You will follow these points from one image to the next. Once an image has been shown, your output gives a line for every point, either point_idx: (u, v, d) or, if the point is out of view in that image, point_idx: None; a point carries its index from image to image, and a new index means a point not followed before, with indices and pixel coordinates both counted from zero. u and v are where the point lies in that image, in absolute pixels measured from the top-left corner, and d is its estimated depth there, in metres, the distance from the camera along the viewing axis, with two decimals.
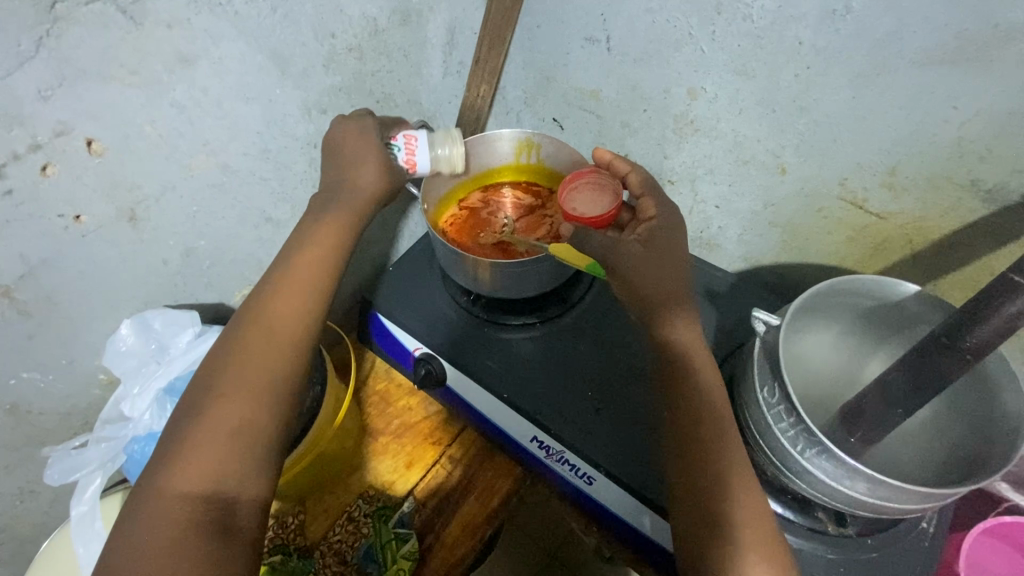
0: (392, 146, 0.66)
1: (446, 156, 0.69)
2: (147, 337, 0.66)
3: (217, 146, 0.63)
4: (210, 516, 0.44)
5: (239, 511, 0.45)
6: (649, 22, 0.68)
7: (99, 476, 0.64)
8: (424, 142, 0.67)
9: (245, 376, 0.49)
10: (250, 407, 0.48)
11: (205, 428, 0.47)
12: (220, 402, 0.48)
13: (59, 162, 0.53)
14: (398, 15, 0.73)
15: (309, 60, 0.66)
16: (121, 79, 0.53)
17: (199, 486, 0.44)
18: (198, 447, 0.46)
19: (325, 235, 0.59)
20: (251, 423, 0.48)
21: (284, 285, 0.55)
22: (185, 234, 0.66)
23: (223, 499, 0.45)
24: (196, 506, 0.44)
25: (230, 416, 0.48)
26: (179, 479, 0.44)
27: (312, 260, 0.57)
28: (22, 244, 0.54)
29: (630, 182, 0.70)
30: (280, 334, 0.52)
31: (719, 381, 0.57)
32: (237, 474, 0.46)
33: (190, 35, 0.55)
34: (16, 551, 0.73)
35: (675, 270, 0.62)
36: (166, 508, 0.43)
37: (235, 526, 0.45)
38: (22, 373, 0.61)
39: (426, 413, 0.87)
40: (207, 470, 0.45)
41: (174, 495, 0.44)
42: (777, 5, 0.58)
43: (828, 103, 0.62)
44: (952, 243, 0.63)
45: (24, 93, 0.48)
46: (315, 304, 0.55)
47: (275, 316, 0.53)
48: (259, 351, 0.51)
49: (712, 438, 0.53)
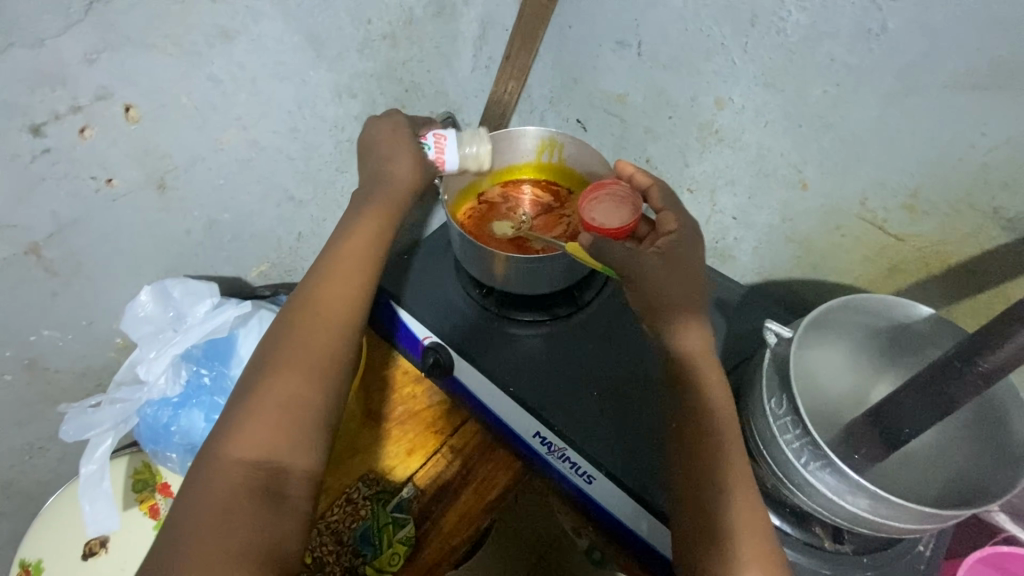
0: (422, 145, 0.67)
1: (473, 154, 0.70)
2: (166, 305, 0.67)
3: (248, 122, 0.65)
4: (263, 479, 0.45)
5: (290, 481, 0.46)
6: (681, 29, 0.69)
7: (112, 436, 0.66)
8: (453, 140, 0.68)
9: (288, 356, 0.50)
10: (304, 381, 0.50)
11: (260, 400, 0.48)
12: (279, 375, 0.49)
13: (97, 126, 0.54)
14: (432, 7, 0.75)
15: (343, 44, 0.68)
16: (163, 49, 0.54)
17: (252, 454, 0.45)
18: (256, 416, 0.47)
19: (370, 222, 0.60)
20: (304, 398, 0.49)
21: (329, 269, 0.56)
22: (209, 207, 0.68)
23: (274, 467, 0.46)
24: (250, 473, 0.45)
25: (286, 390, 0.49)
26: (238, 445, 0.46)
27: (356, 248, 0.58)
28: (53, 203, 0.55)
29: (653, 197, 0.71)
30: (326, 309, 0.54)
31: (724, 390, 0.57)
32: (289, 445, 0.47)
33: (232, 10, 0.56)
34: (19, 509, 0.73)
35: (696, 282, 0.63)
36: (222, 473, 0.44)
37: (284, 494, 0.46)
38: (43, 330, 0.61)
39: (429, 402, 0.88)
40: (261, 440, 0.46)
41: (230, 460, 0.45)
42: (810, 21, 0.59)
43: (855, 122, 0.62)
44: (971, 269, 0.63)
45: (69, 55, 0.49)
46: (356, 287, 0.56)
47: (322, 296, 0.54)
48: (299, 332, 0.52)
49: (720, 443, 0.53)
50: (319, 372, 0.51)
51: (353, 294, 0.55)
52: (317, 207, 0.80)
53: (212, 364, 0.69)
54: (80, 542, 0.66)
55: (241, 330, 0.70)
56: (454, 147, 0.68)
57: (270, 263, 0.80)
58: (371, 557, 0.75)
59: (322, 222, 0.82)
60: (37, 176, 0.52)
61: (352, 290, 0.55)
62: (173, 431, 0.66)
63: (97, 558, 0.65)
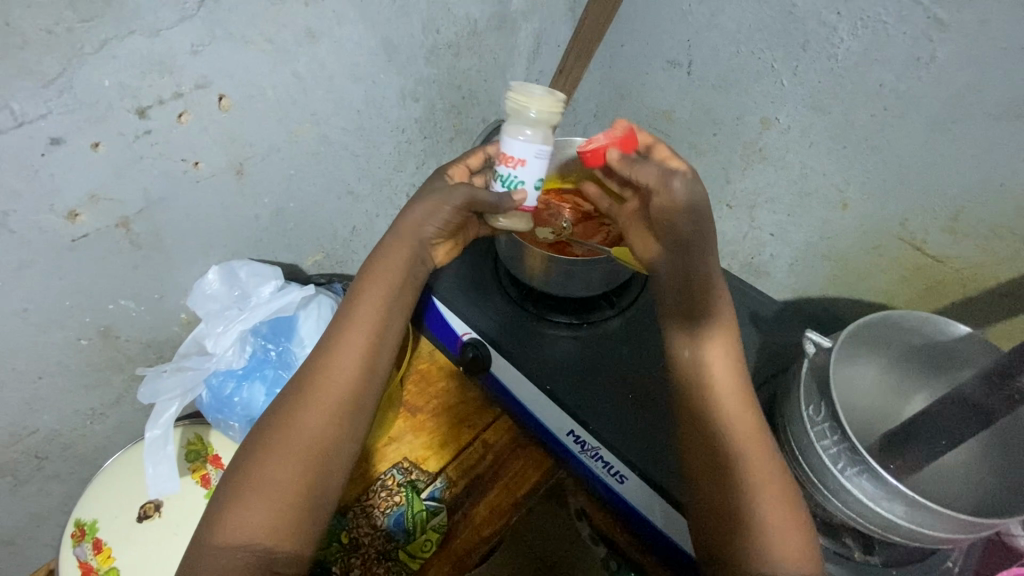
0: (500, 180, 0.60)
1: (537, 113, 0.59)
2: (232, 285, 0.71)
3: (322, 118, 0.69)
4: (249, 562, 0.46)
5: (281, 561, 0.47)
6: (733, 51, 0.73)
7: (178, 403, 0.70)
8: (507, 139, 0.59)
9: (284, 437, 0.51)
10: (297, 464, 0.50)
11: (254, 483, 0.49)
12: (271, 456, 0.50)
13: (193, 112, 0.58)
14: (495, 20, 0.79)
15: (413, 50, 0.73)
16: (258, 45, 0.59)
17: (243, 537, 0.47)
18: (248, 500, 0.48)
19: (376, 292, 0.59)
20: (296, 480, 0.50)
21: (333, 344, 0.56)
22: (278, 195, 0.72)
23: (264, 549, 0.47)
24: (241, 556, 0.46)
25: (279, 472, 0.50)
26: (229, 528, 0.47)
27: (363, 322, 0.57)
28: (147, 180, 0.59)
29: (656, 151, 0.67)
30: (322, 393, 0.54)
31: (759, 459, 0.55)
32: (277, 527, 0.48)
33: (322, 13, 0.61)
34: (74, 473, 0.76)
35: (723, 357, 0.59)
36: (216, 556, 0.46)
37: (274, 572, 0.47)
38: (120, 300, 0.65)
39: (463, 398, 0.91)
40: (252, 522, 0.47)
41: (221, 543, 0.47)
42: (861, 48, 0.63)
43: (899, 146, 0.65)
44: (1008, 291, 0.65)
45: (179, 45, 0.54)
46: (354, 367, 0.55)
47: (322, 378, 0.54)
48: (297, 414, 0.53)
49: (756, 520, 0.51)
50: (311, 456, 0.51)
51: (353, 375, 0.55)
52: (372, 203, 0.84)
53: (278, 341, 0.74)
54: (137, 503, 0.69)
55: (302, 313, 0.73)
56: (505, 136, 0.59)
57: (324, 253, 0.84)
58: (404, 542, 0.76)
59: (375, 217, 0.86)
60: (136, 154, 0.57)
61: (352, 371, 0.55)
62: (236, 401, 0.70)
63: (152, 521, 0.69)
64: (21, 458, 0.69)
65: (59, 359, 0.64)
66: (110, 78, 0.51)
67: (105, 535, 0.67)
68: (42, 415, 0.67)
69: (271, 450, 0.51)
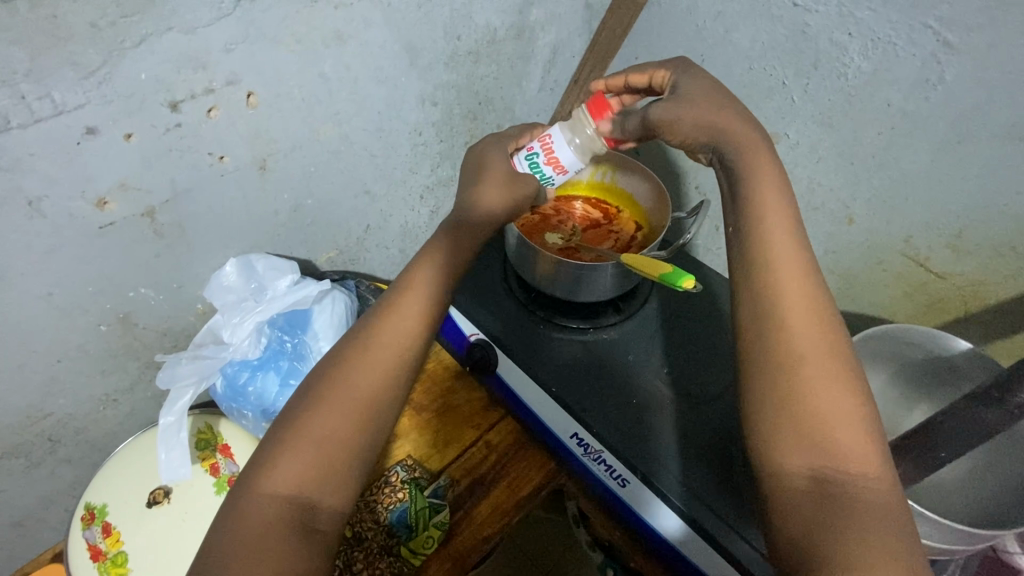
0: (530, 162, 0.65)
1: (589, 136, 0.64)
2: (249, 278, 0.73)
3: (344, 118, 0.71)
4: (290, 515, 0.43)
5: (321, 517, 0.44)
6: (746, 67, 0.75)
7: (191, 391, 0.71)
8: (559, 135, 0.64)
9: (338, 390, 0.48)
10: (344, 421, 0.47)
11: (299, 435, 0.45)
12: (318, 410, 0.47)
13: (223, 107, 0.60)
14: (514, 29, 0.82)
15: (435, 55, 0.75)
16: (288, 46, 0.61)
17: (287, 488, 0.44)
18: (292, 451, 0.45)
19: (436, 257, 0.57)
20: (344, 438, 0.46)
21: (393, 301, 0.53)
22: (298, 191, 0.73)
23: (305, 503, 0.44)
24: (282, 508, 0.43)
25: (326, 426, 0.46)
26: (274, 480, 0.44)
27: (424, 284, 0.55)
28: (175, 172, 0.61)
29: (635, 80, 0.66)
30: (380, 349, 0.51)
31: (824, 357, 0.45)
32: (320, 482, 0.45)
33: (349, 17, 0.64)
34: (84, 457, 0.77)
35: (789, 266, 0.49)
36: (258, 505, 0.43)
37: (314, 527, 0.43)
38: (141, 288, 0.67)
39: (469, 399, 0.92)
40: (295, 474, 0.44)
41: (263, 494, 0.43)
42: (872, 68, 0.65)
43: (905, 164, 0.67)
44: (1009, 309, 0.66)
45: (214, 43, 0.56)
46: (415, 326, 0.53)
47: (382, 332, 0.52)
48: (350, 368, 0.49)
49: (814, 425, 0.43)
50: (363, 413, 0.48)
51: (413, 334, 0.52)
52: (386, 203, 0.85)
53: (294, 333, 0.75)
54: (146, 490, 0.70)
55: (317, 307, 0.75)
56: (563, 138, 0.64)
57: (338, 250, 0.86)
58: (406, 539, 0.76)
59: (388, 217, 0.87)
60: (165, 146, 0.58)
61: (410, 327, 0.52)
62: (249, 391, 0.72)
63: (161, 507, 0.70)
64: (35, 439, 0.70)
65: (79, 343, 0.66)
66: (148, 72, 0.53)
67: (114, 519, 0.68)
68: (58, 398, 0.68)
69: (320, 403, 0.47)
